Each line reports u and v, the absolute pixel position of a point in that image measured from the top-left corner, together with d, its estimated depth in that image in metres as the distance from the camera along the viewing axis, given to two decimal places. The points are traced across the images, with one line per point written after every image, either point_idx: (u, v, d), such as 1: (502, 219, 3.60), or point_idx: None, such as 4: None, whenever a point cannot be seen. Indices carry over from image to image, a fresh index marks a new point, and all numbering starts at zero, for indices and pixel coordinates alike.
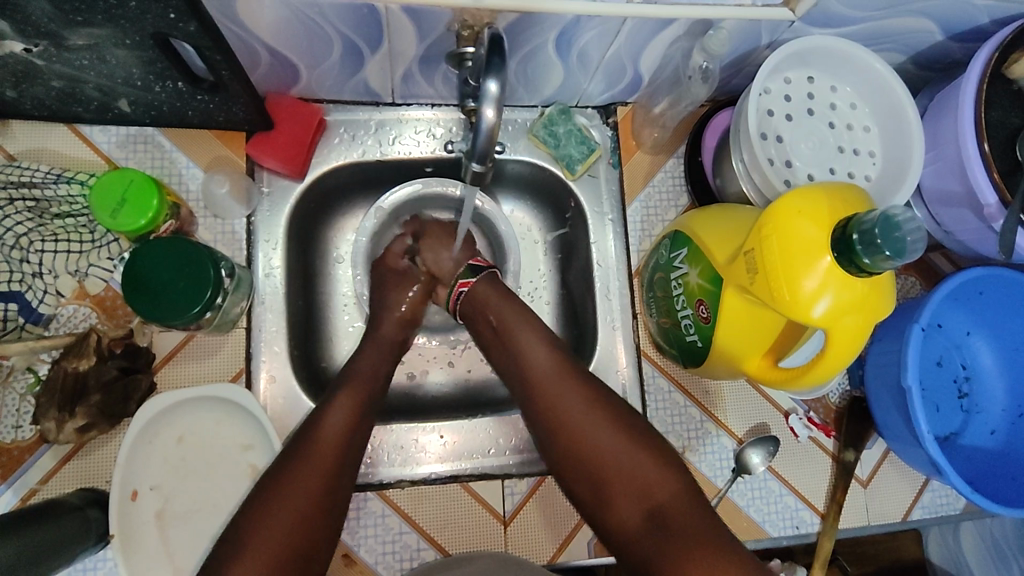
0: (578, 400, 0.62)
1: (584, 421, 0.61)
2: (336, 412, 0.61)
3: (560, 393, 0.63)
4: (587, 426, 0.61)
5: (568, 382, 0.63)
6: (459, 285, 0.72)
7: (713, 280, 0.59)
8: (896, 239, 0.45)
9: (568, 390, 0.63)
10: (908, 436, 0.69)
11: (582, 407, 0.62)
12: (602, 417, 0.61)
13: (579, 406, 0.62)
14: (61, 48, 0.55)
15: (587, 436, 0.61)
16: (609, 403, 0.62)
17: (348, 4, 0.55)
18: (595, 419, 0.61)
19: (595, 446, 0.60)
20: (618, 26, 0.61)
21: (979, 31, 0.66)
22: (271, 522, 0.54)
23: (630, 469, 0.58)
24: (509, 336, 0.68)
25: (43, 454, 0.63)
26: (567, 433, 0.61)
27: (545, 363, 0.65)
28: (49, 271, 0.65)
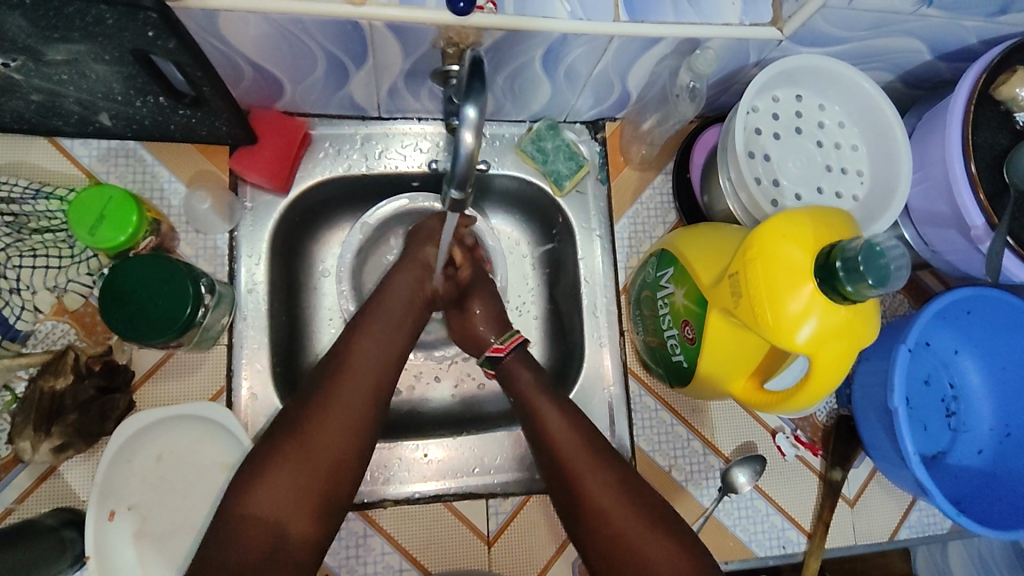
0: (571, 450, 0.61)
1: (602, 503, 0.59)
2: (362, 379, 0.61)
3: (579, 471, 0.60)
4: (603, 509, 0.58)
5: (587, 462, 0.61)
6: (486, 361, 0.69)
7: (699, 301, 0.58)
8: (879, 266, 0.44)
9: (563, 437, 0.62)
10: (895, 457, 0.69)
11: (599, 487, 0.59)
12: (619, 501, 0.59)
13: (597, 485, 0.59)
14: (39, 63, 0.54)
15: (604, 519, 0.58)
16: (628, 484, 0.60)
17: (332, 21, 0.55)
18: (612, 501, 0.59)
19: (612, 529, 0.58)
20: (606, 44, 0.61)
21: (968, 51, 0.66)
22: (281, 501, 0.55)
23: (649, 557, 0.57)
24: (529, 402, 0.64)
25: (18, 473, 0.62)
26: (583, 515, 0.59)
27: (562, 436, 0.62)
28: (26, 287, 0.64)
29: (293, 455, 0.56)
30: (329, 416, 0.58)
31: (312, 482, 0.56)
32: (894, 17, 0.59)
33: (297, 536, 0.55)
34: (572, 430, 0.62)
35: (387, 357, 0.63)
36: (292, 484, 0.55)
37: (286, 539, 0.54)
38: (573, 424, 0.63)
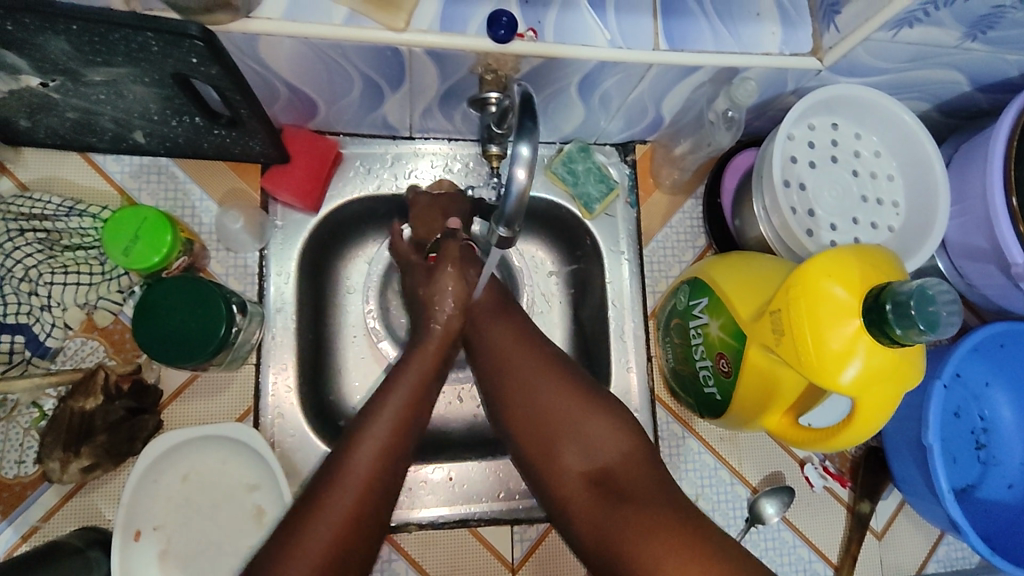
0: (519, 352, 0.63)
1: (540, 389, 0.61)
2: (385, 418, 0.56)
3: (516, 362, 0.63)
4: (541, 392, 0.61)
5: (535, 363, 0.63)
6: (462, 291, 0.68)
7: (736, 335, 0.58)
8: (930, 312, 0.44)
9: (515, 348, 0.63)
10: (927, 493, 0.68)
11: (538, 373, 0.62)
12: (556, 379, 0.62)
13: (536, 372, 0.62)
14: (78, 83, 0.54)
15: (541, 401, 0.61)
16: (571, 373, 0.63)
17: (372, 47, 0.55)
18: (552, 386, 0.61)
19: (548, 409, 0.61)
20: (642, 72, 0.61)
21: (1008, 84, 0.65)
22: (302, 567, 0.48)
23: (584, 432, 0.59)
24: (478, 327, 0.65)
25: (45, 491, 0.62)
26: (520, 403, 0.61)
27: (511, 345, 0.64)
28: (57, 303, 0.63)
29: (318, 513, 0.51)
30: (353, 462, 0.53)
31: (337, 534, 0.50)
32: (937, 51, 0.59)
33: None
34: (516, 329, 0.65)
35: (386, 446, 0.55)
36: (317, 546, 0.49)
37: None
38: (517, 328, 0.65)
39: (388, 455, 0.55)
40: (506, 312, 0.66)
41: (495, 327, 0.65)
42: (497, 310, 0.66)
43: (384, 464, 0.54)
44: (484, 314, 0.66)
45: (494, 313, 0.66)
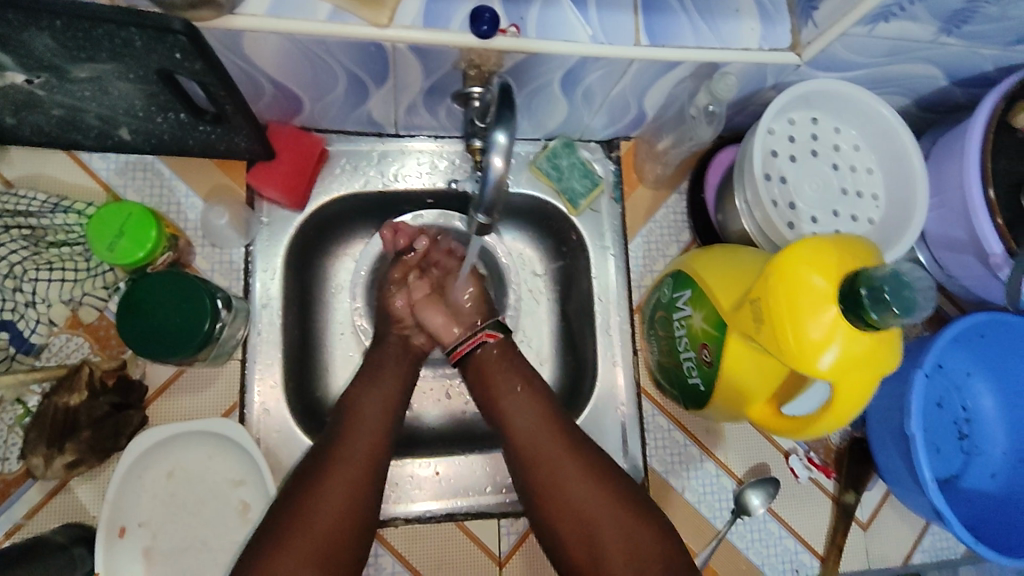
0: (549, 440, 0.63)
1: (584, 489, 0.60)
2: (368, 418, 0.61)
3: (549, 456, 0.62)
4: (578, 489, 0.61)
5: (569, 455, 0.62)
6: (486, 334, 0.69)
7: (717, 324, 0.58)
8: (905, 297, 0.44)
9: (542, 433, 0.63)
10: (910, 483, 0.69)
11: (576, 469, 0.61)
12: (591, 476, 0.61)
13: (573, 468, 0.61)
14: (63, 80, 0.54)
15: (583, 502, 0.60)
16: (608, 469, 0.62)
17: (355, 43, 0.55)
18: (595, 487, 0.61)
19: (593, 512, 0.60)
20: (625, 67, 0.62)
21: (984, 77, 0.66)
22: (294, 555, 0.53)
23: (629, 538, 0.59)
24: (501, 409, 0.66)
25: (29, 488, 0.62)
26: (553, 496, 0.61)
27: (542, 433, 0.63)
28: (42, 300, 0.63)
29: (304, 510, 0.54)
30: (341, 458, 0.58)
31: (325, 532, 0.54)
32: (913, 45, 0.60)
33: None
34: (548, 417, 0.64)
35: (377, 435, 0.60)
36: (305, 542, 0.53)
37: None
38: (546, 413, 0.65)
39: (387, 426, 0.62)
40: (508, 358, 0.68)
41: (523, 408, 0.65)
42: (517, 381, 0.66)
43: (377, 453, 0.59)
44: (507, 390, 0.66)
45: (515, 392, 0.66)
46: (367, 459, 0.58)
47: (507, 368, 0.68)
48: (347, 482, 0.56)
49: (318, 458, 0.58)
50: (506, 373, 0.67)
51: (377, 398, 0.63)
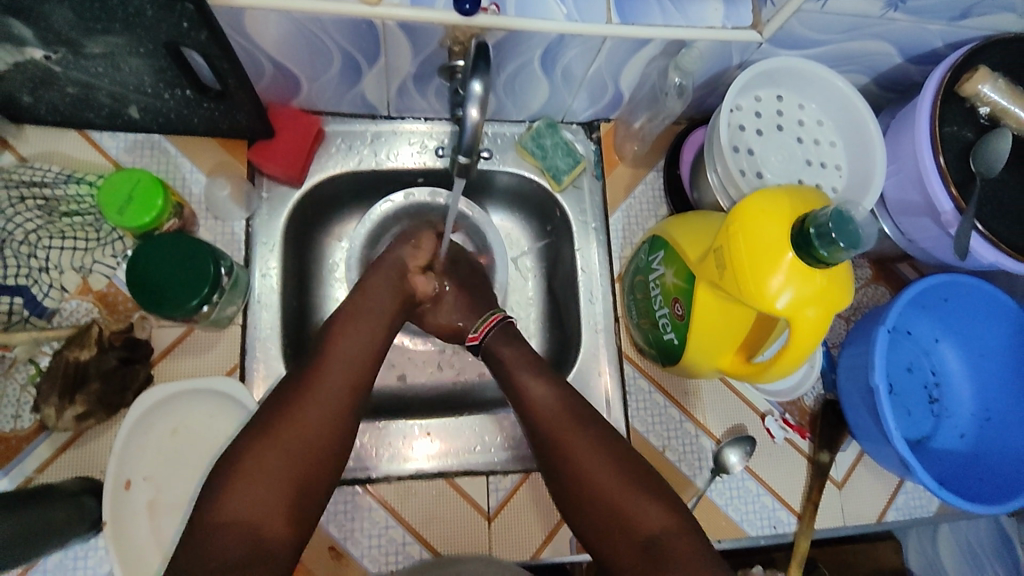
0: (551, 404, 0.65)
1: (591, 473, 0.61)
2: (335, 370, 0.62)
3: (559, 440, 0.63)
4: (580, 454, 0.62)
5: (571, 420, 0.64)
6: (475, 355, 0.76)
7: (687, 278, 0.63)
8: (850, 231, 0.48)
9: (545, 398, 0.66)
10: (878, 435, 0.72)
11: (584, 454, 0.62)
12: (592, 442, 0.63)
13: (581, 453, 0.62)
14: (79, 55, 0.59)
15: (592, 486, 0.61)
16: (618, 452, 0.62)
17: (349, 20, 0.60)
18: (603, 470, 0.61)
19: (601, 491, 0.60)
20: (599, 45, 0.66)
21: (934, 54, 0.71)
22: (253, 496, 0.54)
23: (636, 513, 0.59)
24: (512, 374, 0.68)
25: (41, 442, 0.65)
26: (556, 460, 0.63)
27: (547, 400, 0.65)
28: (54, 266, 0.67)
29: (263, 459, 0.56)
30: (308, 406, 0.59)
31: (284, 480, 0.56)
32: (864, 21, 0.65)
33: (277, 540, 0.54)
34: (559, 405, 0.65)
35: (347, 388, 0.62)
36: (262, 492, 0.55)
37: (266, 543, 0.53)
38: (559, 398, 0.66)
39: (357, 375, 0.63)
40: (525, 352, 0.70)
41: (537, 395, 0.66)
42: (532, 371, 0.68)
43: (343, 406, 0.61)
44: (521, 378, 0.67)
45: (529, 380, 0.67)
46: (337, 407, 0.60)
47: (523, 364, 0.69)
48: (311, 432, 0.58)
49: (284, 404, 0.59)
50: (525, 368, 0.68)
51: (349, 349, 0.65)
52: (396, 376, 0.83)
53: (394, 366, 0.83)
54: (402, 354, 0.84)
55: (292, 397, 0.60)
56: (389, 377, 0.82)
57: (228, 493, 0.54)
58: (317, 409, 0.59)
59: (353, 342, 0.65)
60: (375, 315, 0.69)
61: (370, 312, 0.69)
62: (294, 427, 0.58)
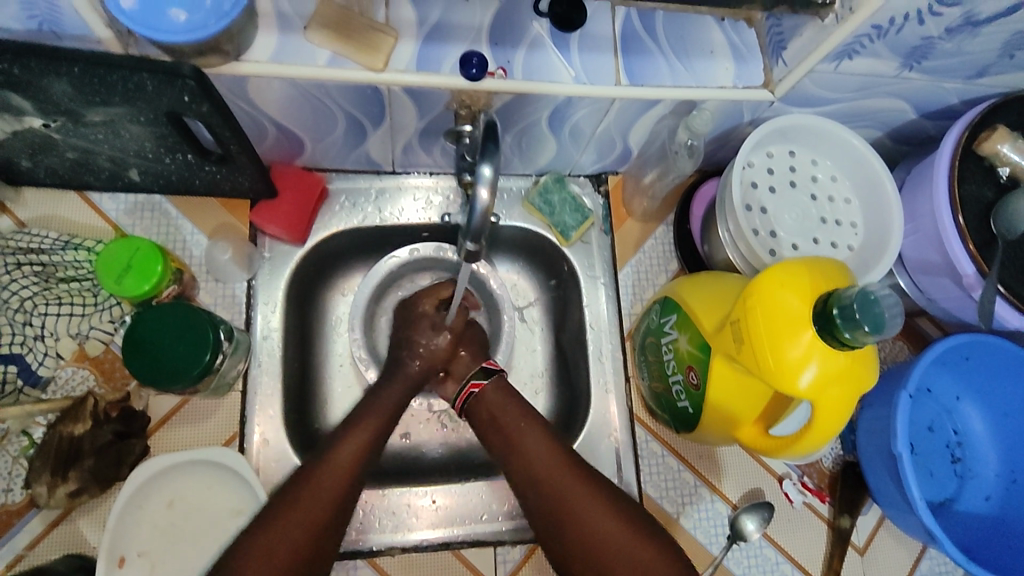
0: (544, 453, 0.63)
1: (590, 518, 0.59)
2: (339, 455, 0.60)
3: (557, 489, 0.61)
4: (579, 507, 0.60)
5: (567, 472, 0.62)
6: (470, 386, 0.70)
7: (702, 347, 0.61)
8: (875, 314, 0.46)
9: (538, 446, 0.64)
10: (901, 502, 0.70)
11: (586, 500, 0.60)
12: (589, 491, 0.61)
13: (581, 500, 0.60)
14: (78, 123, 0.58)
15: (594, 533, 0.59)
16: (617, 498, 0.61)
17: (353, 86, 0.59)
18: (606, 518, 0.59)
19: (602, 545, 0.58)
20: (608, 105, 0.65)
21: (950, 110, 0.70)
22: None
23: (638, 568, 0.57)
24: (503, 425, 0.67)
25: (32, 518, 0.63)
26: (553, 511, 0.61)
27: (542, 451, 0.63)
28: (50, 334, 0.66)
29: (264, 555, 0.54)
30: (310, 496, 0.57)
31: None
32: (879, 81, 0.63)
33: None
34: (555, 454, 0.63)
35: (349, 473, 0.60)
36: None
37: None
38: (555, 448, 0.64)
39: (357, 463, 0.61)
40: (518, 403, 0.67)
41: (533, 444, 0.64)
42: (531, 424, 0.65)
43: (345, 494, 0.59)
44: (512, 426, 0.65)
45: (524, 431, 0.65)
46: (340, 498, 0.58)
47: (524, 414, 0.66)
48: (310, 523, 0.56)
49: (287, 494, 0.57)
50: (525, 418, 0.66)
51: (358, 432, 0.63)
52: (399, 436, 0.80)
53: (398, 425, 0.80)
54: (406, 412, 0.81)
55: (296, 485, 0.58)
56: (395, 438, 0.80)
57: None
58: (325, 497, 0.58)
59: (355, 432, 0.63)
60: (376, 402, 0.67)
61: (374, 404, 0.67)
62: (291, 525, 0.55)
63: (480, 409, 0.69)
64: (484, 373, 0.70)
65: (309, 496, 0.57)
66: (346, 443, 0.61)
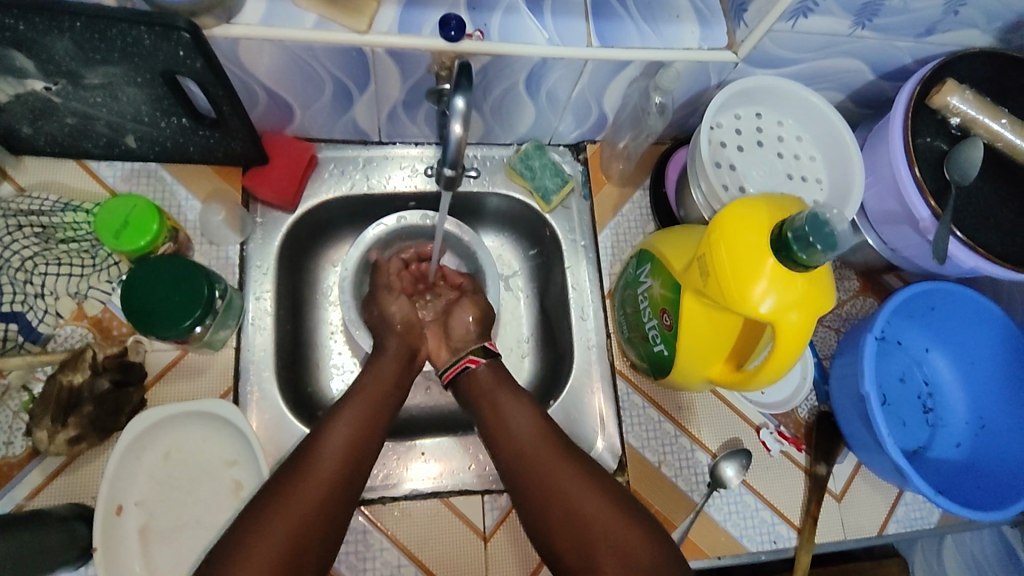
0: (530, 428, 0.66)
1: (572, 488, 0.62)
2: (344, 417, 0.64)
3: (547, 470, 0.63)
4: (561, 479, 0.63)
5: (552, 445, 0.65)
6: (468, 359, 0.74)
7: (674, 288, 0.64)
8: (827, 234, 0.50)
9: (525, 422, 0.67)
10: (871, 442, 0.73)
11: (574, 479, 0.62)
12: (571, 465, 0.63)
13: (569, 480, 0.62)
14: (77, 86, 0.61)
15: (576, 506, 0.61)
16: (602, 480, 0.63)
17: (338, 47, 0.62)
18: (593, 498, 0.61)
19: (581, 515, 0.61)
20: (581, 67, 0.69)
21: (904, 70, 0.74)
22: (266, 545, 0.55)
23: (615, 539, 0.59)
24: (491, 395, 0.70)
25: (32, 469, 0.65)
26: (538, 482, 0.63)
27: (529, 425, 0.67)
28: (50, 292, 0.68)
29: (279, 509, 0.57)
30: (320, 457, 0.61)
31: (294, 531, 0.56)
32: (835, 39, 0.67)
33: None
34: (540, 428, 0.66)
35: (352, 437, 0.63)
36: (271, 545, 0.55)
37: None
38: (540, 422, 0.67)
39: (364, 440, 0.64)
40: (510, 386, 0.71)
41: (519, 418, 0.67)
42: (524, 405, 0.68)
43: (354, 458, 0.62)
44: (503, 406, 0.69)
45: (518, 411, 0.68)
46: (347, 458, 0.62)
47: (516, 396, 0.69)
48: (322, 481, 0.59)
49: (298, 456, 0.61)
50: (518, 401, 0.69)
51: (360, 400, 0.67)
52: None
53: None
54: None
55: (306, 449, 0.62)
56: None
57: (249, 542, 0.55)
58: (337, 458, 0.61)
59: (358, 406, 0.66)
60: (375, 381, 0.70)
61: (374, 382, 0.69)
62: (304, 485, 0.59)
63: (473, 380, 0.72)
64: (484, 351, 0.74)
65: (320, 461, 0.60)
66: (357, 409, 0.66)
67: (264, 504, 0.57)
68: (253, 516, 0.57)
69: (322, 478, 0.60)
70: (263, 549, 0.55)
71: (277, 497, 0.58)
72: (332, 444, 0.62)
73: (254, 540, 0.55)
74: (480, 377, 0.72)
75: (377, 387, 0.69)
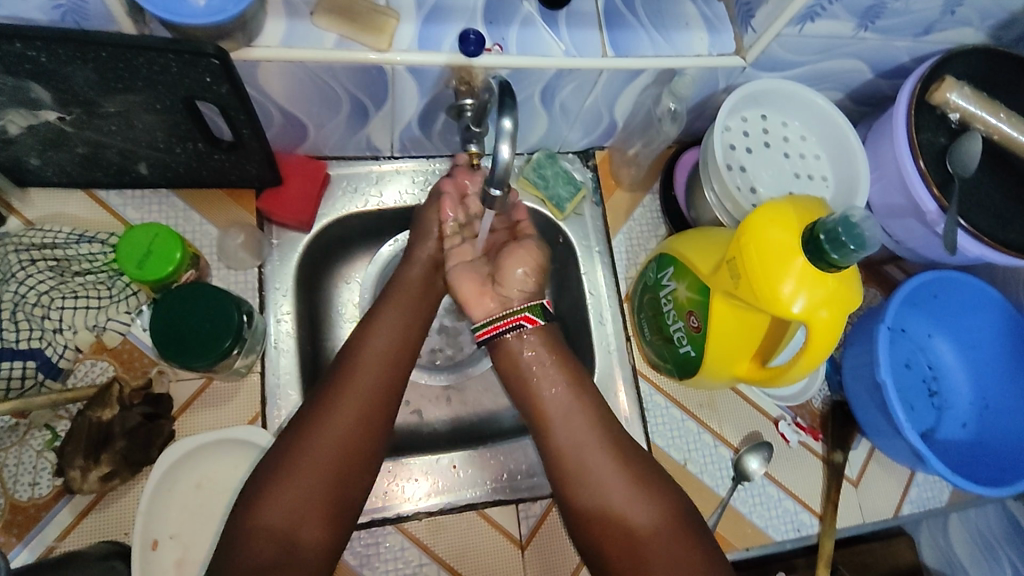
0: (576, 415, 0.64)
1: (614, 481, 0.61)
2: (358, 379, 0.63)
3: (595, 467, 0.62)
4: (601, 471, 0.62)
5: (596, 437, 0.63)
6: (524, 317, 0.64)
7: (701, 291, 0.66)
8: (858, 234, 0.52)
9: (569, 407, 0.64)
10: (887, 429, 0.75)
11: (620, 482, 0.61)
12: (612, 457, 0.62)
13: (625, 491, 0.61)
14: (93, 115, 0.60)
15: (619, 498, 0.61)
16: (644, 476, 0.62)
17: (359, 66, 0.62)
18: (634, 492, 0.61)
19: (623, 508, 0.61)
20: (595, 78, 0.69)
21: (902, 69, 0.77)
22: (281, 505, 0.57)
23: (658, 534, 0.60)
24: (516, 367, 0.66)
25: (61, 509, 0.63)
26: (579, 468, 0.62)
27: (575, 413, 0.64)
28: (68, 327, 0.66)
29: (290, 471, 0.58)
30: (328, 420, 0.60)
31: (311, 489, 0.58)
32: (839, 42, 0.70)
33: (310, 545, 0.57)
34: (586, 418, 0.64)
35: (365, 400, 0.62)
36: (288, 502, 0.57)
37: (299, 543, 0.56)
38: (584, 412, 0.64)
39: (365, 427, 0.61)
40: (550, 377, 0.65)
41: (553, 401, 0.65)
42: (569, 407, 0.64)
43: (365, 422, 0.61)
44: (539, 383, 0.65)
45: (567, 415, 0.64)
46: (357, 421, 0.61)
47: (559, 394, 0.65)
48: (336, 445, 0.59)
49: (308, 413, 0.61)
50: (558, 400, 0.64)
51: (372, 359, 0.64)
52: (413, 414, 0.83)
53: (410, 402, 0.83)
54: (417, 389, 0.85)
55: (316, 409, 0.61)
56: (405, 415, 0.83)
57: (259, 504, 0.57)
58: (346, 419, 0.61)
59: (371, 365, 0.64)
60: (392, 339, 0.67)
61: (366, 370, 0.63)
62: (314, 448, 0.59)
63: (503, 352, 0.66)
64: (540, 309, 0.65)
65: (332, 424, 0.60)
66: (368, 371, 0.63)
67: (241, 517, 0.57)
68: (263, 479, 0.58)
69: (331, 445, 0.59)
70: (274, 507, 0.57)
71: (252, 508, 0.57)
72: (310, 447, 0.59)
73: (264, 502, 0.57)
74: (510, 351, 0.65)
75: (391, 344, 0.66)
